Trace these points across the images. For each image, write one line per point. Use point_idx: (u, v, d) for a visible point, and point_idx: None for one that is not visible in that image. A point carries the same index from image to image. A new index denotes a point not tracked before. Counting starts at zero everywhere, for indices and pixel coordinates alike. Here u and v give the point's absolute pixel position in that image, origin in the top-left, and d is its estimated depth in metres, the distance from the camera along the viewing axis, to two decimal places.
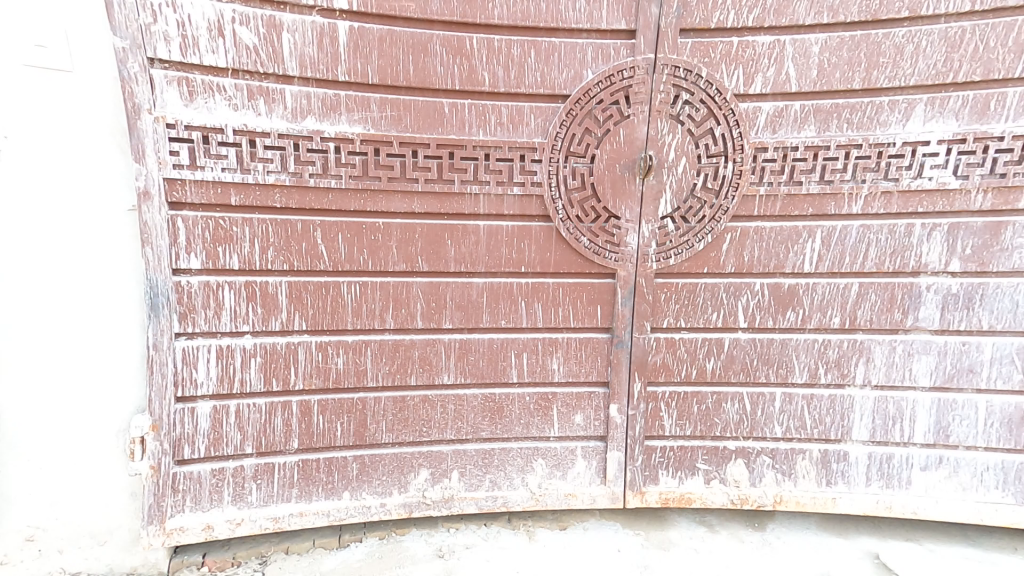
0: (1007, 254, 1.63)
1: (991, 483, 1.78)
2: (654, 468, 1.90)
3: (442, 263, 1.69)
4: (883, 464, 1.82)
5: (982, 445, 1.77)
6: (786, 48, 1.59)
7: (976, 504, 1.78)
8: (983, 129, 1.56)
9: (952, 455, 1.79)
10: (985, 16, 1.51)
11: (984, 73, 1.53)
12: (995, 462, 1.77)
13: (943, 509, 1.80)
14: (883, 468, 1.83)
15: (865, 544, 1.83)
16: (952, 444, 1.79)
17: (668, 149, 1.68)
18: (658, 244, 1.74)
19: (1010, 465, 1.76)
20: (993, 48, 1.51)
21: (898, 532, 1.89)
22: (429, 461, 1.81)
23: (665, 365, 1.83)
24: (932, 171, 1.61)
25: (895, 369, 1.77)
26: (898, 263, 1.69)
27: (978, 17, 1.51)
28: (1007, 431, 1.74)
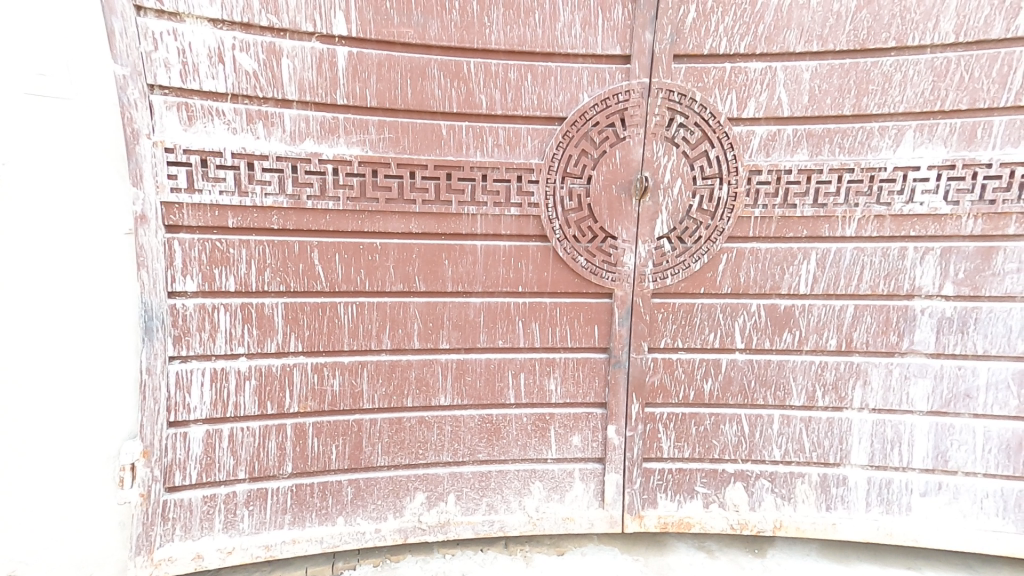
0: (999, 279, 1.65)
1: (990, 510, 1.77)
2: (653, 491, 1.88)
3: (439, 283, 1.69)
4: (881, 487, 1.81)
5: (980, 471, 1.76)
6: (778, 74, 1.62)
7: (976, 531, 1.77)
8: (972, 156, 1.58)
9: (950, 481, 1.78)
10: (969, 47, 1.54)
11: (970, 102, 1.56)
12: (994, 488, 1.76)
13: (944, 534, 1.78)
14: (883, 493, 1.81)
15: (866, 570, 1.81)
16: (951, 469, 1.78)
17: (664, 171, 1.69)
18: (655, 264, 1.74)
19: (1009, 492, 1.75)
20: (978, 78, 1.54)
21: (898, 558, 1.87)
22: (425, 484, 1.78)
23: (663, 386, 1.82)
24: (923, 196, 1.62)
25: (892, 393, 1.76)
26: (893, 286, 1.70)
27: (962, 48, 1.55)
28: (1004, 456, 1.74)
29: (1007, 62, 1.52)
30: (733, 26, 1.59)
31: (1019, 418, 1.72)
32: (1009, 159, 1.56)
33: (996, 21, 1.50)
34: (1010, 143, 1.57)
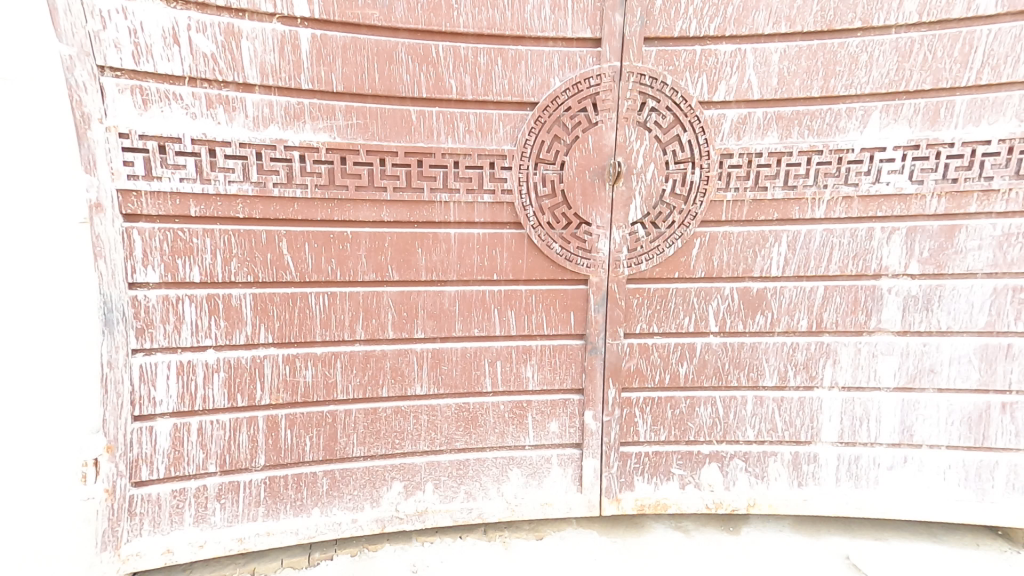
0: (962, 257, 1.68)
1: (954, 481, 1.82)
2: (630, 474, 1.90)
3: (413, 272, 1.67)
4: (851, 463, 1.85)
5: (943, 444, 1.81)
6: (747, 56, 1.62)
7: (940, 502, 1.82)
8: (935, 136, 1.60)
9: (916, 455, 1.82)
10: (932, 27, 1.56)
11: (934, 82, 1.58)
12: (956, 460, 1.81)
13: (910, 506, 1.83)
14: (852, 469, 1.85)
15: (837, 544, 1.85)
16: (916, 444, 1.82)
17: (637, 155, 1.69)
18: (630, 249, 1.75)
19: (971, 462, 1.80)
20: (940, 58, 1.56)
21: (868, 532, 1.92)
22: (402, 474, 1.77)
23: (639, 370, 1.83)
24: (889, 176, 1.65)
25: (861, 370, 1.80)
26: (860, 265, 1.73)
27: (925, 28, 1.56)
28: (967, 429, 1.79)
29: (968, 41, 1.54)
30: (702, 8, 1.59)
31: (981, 392, 1.77)
32: (971, 138, 1.59)
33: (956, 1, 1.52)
34: (972, 122, 1.59)
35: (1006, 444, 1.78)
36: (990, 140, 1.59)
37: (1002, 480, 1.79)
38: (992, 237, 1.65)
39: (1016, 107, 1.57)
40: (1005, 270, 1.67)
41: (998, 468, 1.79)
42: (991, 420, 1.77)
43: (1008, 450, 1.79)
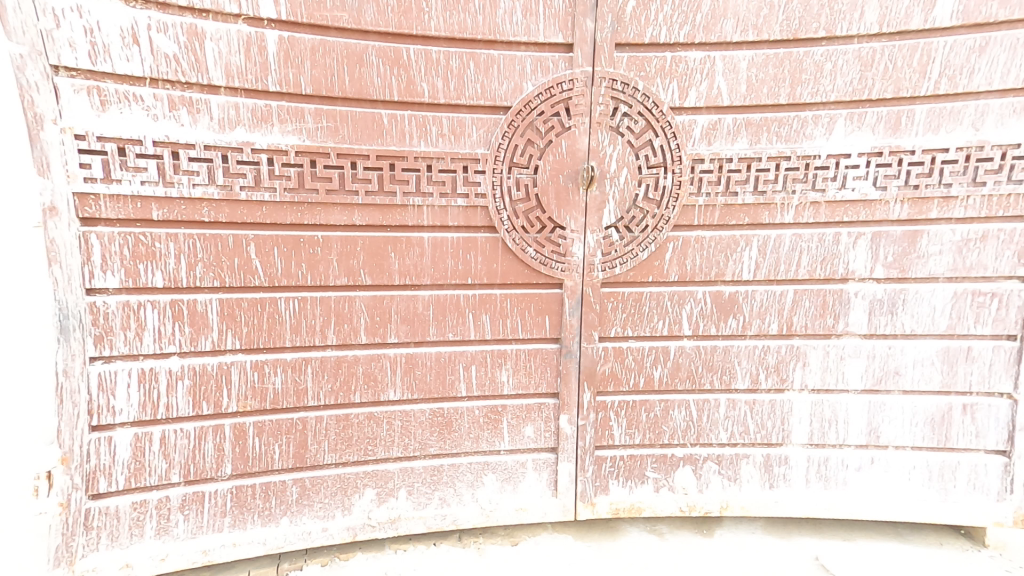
0: (924, 261, 1.72)
1: (919, 481, 1.85)
2: (605, 478, 1.90)
3: (386, 277, 1.65)
4: (820, 465, 1.88)
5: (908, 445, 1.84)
6: (717, 63, 1.64)
7: (905, 502, 1.86)
8: (897, 143, 1.64)
9: (883, 455, 1.86)
10: (893, 38, 1.60)
11: (894, 91, 1.62)
12: (921, 460, 1.84)
13: (878, 505, 1.87)
14: (822, 470, 1.88)
15: (807, 545, 1.87)
16: (882, 445, 1.85)
17: (610, 160, 1.70)
18: (604, 254, 1.75)
19: (935, 462, 1.84)
20: (901, 68, 1.60)
21: (838, 532, 1.94)
22: (374, 481, 1.75)
23: (614, 374, 1.84)
24: (854, 182, 1.68)
25: (829, 373, 1.83)
26: (828, 270, 1.76)
27: (886, 39, 1.60)
28: (931, 430, 1.82)
29: (927, 52, 1.58)
30: (671, 15, 1.60)
31: (943, 393, 1.81)
32: (931, 145, 1.63)
33: (915, 12, 1.56)
34: (932, 130, 1.63)
35: (968, 445, 1.82)
36: (948, 148, 1.63)
37: (964, 479, 1.84)
38: (952, 242, 1.70)
39: (973, 116, 1.61)
40: (965, 274, 1.71)
41: (959, 469, 1.83)
42: (953, 421, 1.81)
43: (969, 451, 1.83)
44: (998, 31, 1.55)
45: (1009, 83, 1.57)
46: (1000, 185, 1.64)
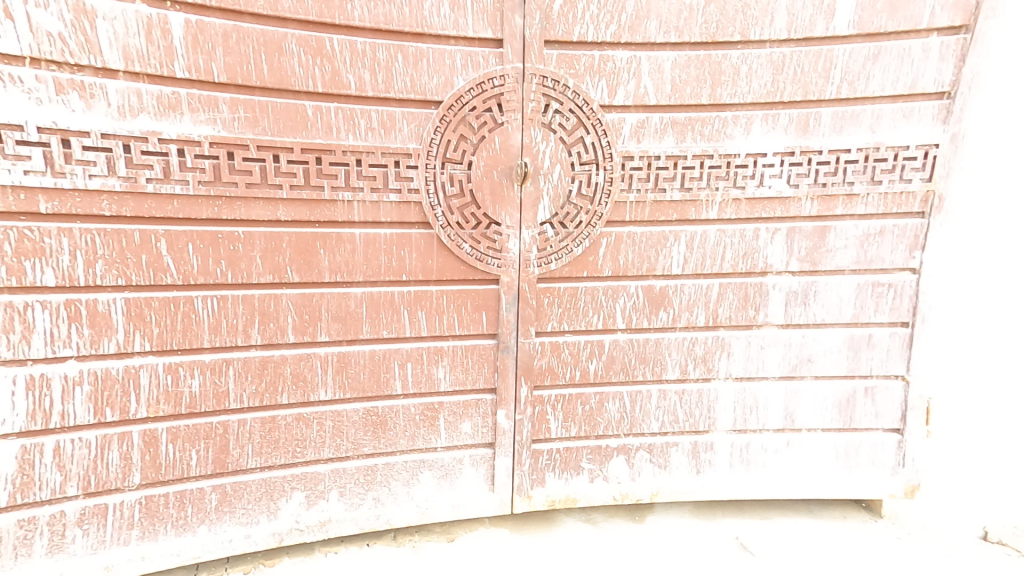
0: (832, 255, 1.83)
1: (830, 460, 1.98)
2: (541, 471, 1.92)
3: (315, 274, 1.60)
4: (742, 449, 1.97)
5: (818, 427, 1.97)
6: (643, 63, 1.68)
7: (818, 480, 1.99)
8: (806, 144, 1.74)
9: (797, 438, 1.97)
10: (800, 44, 1.69)
11: (803, 94, 1.71)
12: (831, 441, 1.97)
13: (797, 485, 1.99)
14: (744, 454, 1.98)
15: (730, 525, 1.97)
16: (797, 428, 1.97)
17: (543, 156, 1.71)
18: (539, 250, 1.77)
19: (842, 442, 1.97)
20: (808, 72, 1.69)
21: (759, 512, 2.05)
22: (302, 484, 1.70)
23: (550, 368, 1.86)
24: (770, 180, 1.77)
25: (750, 362, 1.92)
26: (749, 264, 1.84)
27: (795, 44, 1.69)
28: (839, 411, 1.95)
29: (829, 58, 1.68)
30: (598, 14, 1.63)
31: (851, 377, 1.93)
32: (836, 146, 1.73)
33: (818, 20, 1.66)
34: (836, 131, 1.74)
35: (869, 425, 1.96)
36: (850, 149, 1.74)
37: (867, 457, 1.98)
38: (855, 237, 1.82)
39: (870, 120, 1.73)
40: (866, 266, 1.84)
41: (860, 448, 1.98)
42: (857, 403, 1.95)
43: (869, 431, 1.98)
44: (889, 41, 1.68)
45: (899, 89, 1.70)
46: (894, 184, 1.77)
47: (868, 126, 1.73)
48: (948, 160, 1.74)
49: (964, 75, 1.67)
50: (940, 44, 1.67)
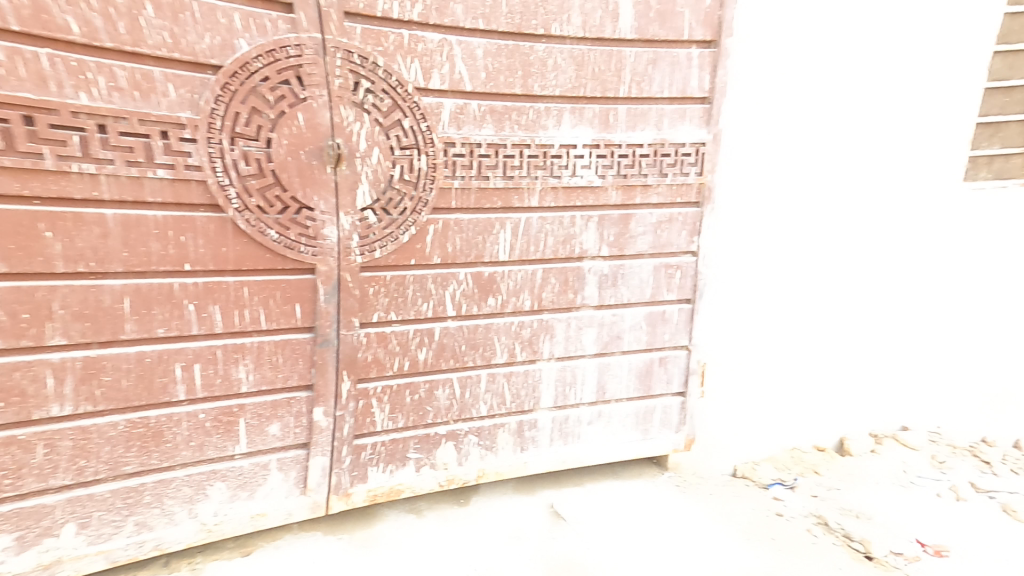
0: (635, 240, 2.02)
1: (631, 425, 2.20)
2: (363, 467, 1.84)
3: (39, 261, 1.32)
4: (561, 424, 2.10)
5: (622, 396, 2.17)
6: (453, 47, 1.67)
7: (622, 444, 2.20)
8: (608, 137, 1.89)
9: (606, 409, 2.15)
10: (594, 43, 1.82)
11: (602, 91, 1.85)
12: (633, 409, 2.19)
13: (612, 451, 2.19)
14: (562, 429, 2.11)
15: (545, 496, 2.11)
16: (607, 399, 2.15)
17: (358, 138, 1.61)
18: (361, 237, 1.66)
19: (641, 409, 2.20)
20: (604, 71, 1.84)
21: (575, 479, 2.22)
22: (14, 524, 1.41)
23: (376, 360, 1.78)
24: (582, 170, 1.89)
25: (570, 342, 2.04)
26: (568, 249, 1.95)
27: (590, 43, 1.81)
28: (639, 381, 2.17)
29: (619, 60, 1.84)
30: None
31: (649, 350, 2.16)
32: (631, 140, 1.91)
33: (607, 23, 1.80)
34: (631, 128, 1.91)
35: (663, 391, 2.22)
36: (642, 144, 1.93)
37: (661, 421, 2.24)
38: (650, 224, 2.02)
39: (656, 118, 1.93)
40: (661, 250, 2.06)
41: (654, 413, 2.22)
42: (654, 373, 2.18)
43: (661, 396, 2.23)
44: (663, 48, 1.89)
45: (674, 92, 1.93)
46: (677, 176, 2.00)
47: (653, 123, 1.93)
48: (712, 157, 2.03)
49: (718, 85, 1.96)
50: (699, 55, 1.93)
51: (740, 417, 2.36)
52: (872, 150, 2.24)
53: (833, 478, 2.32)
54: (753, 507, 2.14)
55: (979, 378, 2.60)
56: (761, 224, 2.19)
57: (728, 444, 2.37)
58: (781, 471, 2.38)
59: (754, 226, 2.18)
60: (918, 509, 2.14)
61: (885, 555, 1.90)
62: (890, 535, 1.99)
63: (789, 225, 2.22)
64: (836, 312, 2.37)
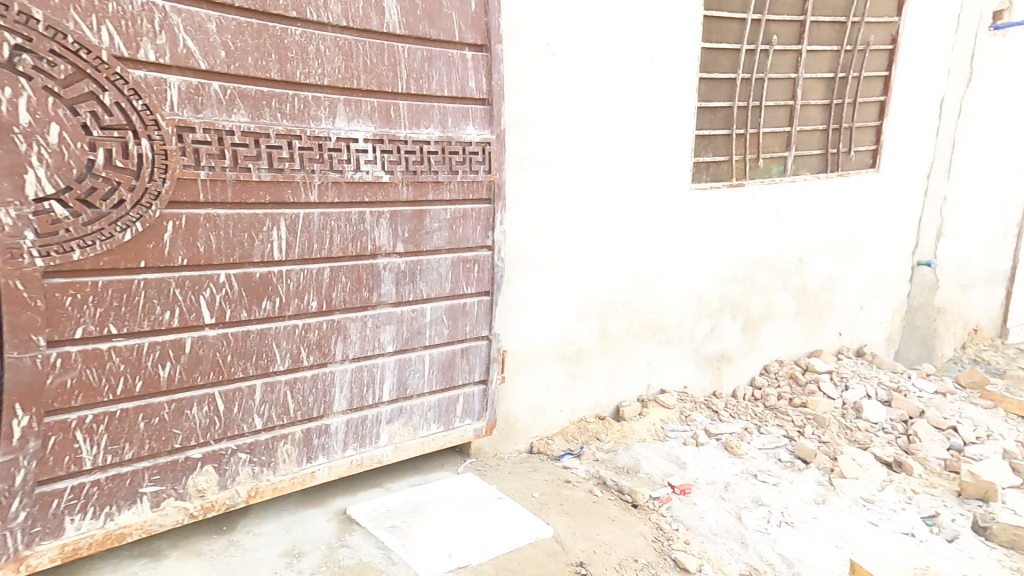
0: (431, 236, 2.05)
1: (432, 418, 2.21)
2: (57, 519, 1.53)
3: None
4: (357, 426, 2.03)
5: (427, 390, 2.17)
6: (171, 18, 1.50)
7: (421, 439, 2.19)
8: (392, 133, 1.88)
9: (407, 405, 2.13)
10: (360, 34, 1.80)
11: (378, 85, 1.84)
12: (433, 402, 2.20)
13: (408, 447, 2.17)
14: (358, 431, 2.03)
15: (336, 504, 2.04)
16: (410, 395, 2.13)
17: (12, 108, 1.34)
18: (40, 234, 1.39)
19: (442, 401, 2.22)
20: (377, 64, 1.83)
21: (371, 483, 2.19)
22: None
23: (83, 386, 1.51)
24: (366, 165, 1.85)
25: (367, 342, 1.98)
26: (359, 246, 1.89)
27: (355, 33, 1.79)
28: (440, 374, 2.19)
29: (392, 53, 1.85)
30: None
31: (450, 342, 2.20)
32: (417, 137, 1.94)
33: (372, 16, 1.80)
34: (416, 124, 1.93)
35: (466, 381, 2.27)
36: (429, 141, 1.97)
37: (462, 410, 2.28)
38: (446, 219, 2.07)
39: (439, 117, 1.98)
40: (458, 245, 2.13)
41: (459, 403, 2.27)
42: (456, 365, 2.23)
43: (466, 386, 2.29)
44: (437, 47, 1.95)
45: (452, 91, 1.99)
46: (469, 174, 2.08)
47: (439, 122, 1.98)
48: (497, 156, 2.14)
49: (494, 87, 2.08)
50: (473, 57, 2.02)
51: (535, 398, 2.56)
52: (620, 152, 2.57)
53: (611, 443, 2.66)
54: (547, 479, 2.35)
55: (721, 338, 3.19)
56: (537, 216, 2.39)
57: (522, 424, 2.55)
58: (570, 441, 2.65)
59: (528, 219, 2.37)
60: (671, 458, 2.61)
61: (645, 502, 2.25)
62: (650, 486, 2.38)
63: (562, 219, 2.47)
64: (608, 292, 2.68)
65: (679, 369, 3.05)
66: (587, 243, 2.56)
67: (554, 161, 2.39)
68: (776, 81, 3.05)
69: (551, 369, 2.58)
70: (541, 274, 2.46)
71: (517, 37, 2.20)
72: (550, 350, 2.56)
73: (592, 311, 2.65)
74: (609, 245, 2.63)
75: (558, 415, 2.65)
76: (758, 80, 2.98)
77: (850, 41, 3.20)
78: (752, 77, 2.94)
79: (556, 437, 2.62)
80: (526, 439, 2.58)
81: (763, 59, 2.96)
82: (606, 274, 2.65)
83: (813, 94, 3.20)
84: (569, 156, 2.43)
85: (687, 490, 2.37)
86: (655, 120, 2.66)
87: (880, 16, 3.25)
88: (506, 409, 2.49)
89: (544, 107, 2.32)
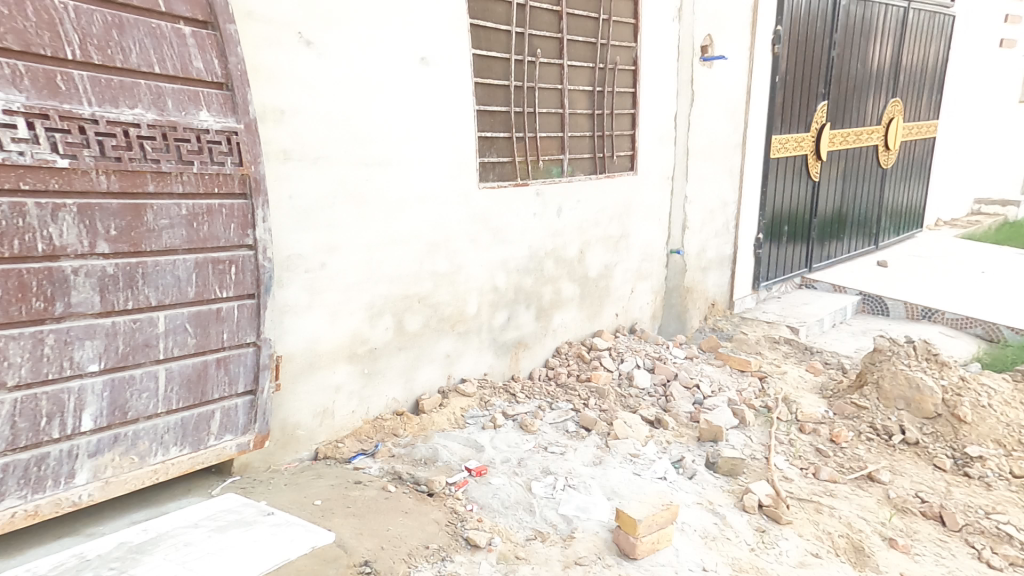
0: (154, 236, 1.88)
1: (170, 441, 1.98)
2: None
3: None
4: (30, 467, 1.70)
5: (161, 411, 1.95)
6: None
7: (152, 466, 1.95)
8: (70, 109, 1.68)
9: (127, 431, 1.88)
10: None
11: (23, 45, 1.60)
12: (174, 423, 1.98)
13: (129, 481, 1.90)
14: (32, 473, 1.70)
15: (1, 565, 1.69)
16: (131, 420, 1.88)
17: None
18: None
19: (187, 419, 2.02)
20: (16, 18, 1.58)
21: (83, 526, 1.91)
22: None
23: None
24: (18, 146, 1.60)
25: (44, 361, 1.70)
26: (16, 246, 1.63)
27: None
28: (183, 389, 1.99)
29: (43, 9, 1.63)
30: None
31: (198, 353, 2.02)
32: (117, 118, 1.77)
33: None
34: (106, 101, 1.75)
35: (223, 393, 2.10)
36: (139, 124, 1.81)
37: (215, 427, 2.10)
38: (180, 215, 1.93)
39: (151, 96, 1.84)
40: (199, 245, 1.98)
41: (213, 418, 2.09)
42: (210, 376, 2.06)
43: (224, 398, 2.12)
44: (131, 14, 1.80)
45: (171, 70, 1.88)
46: (206, 165, 1.97)
47: (153, 104, 1.84)
48: (248, 148, 2.07)
49: (232, 71, 2.00)
50: (193, 33, 1.92)
51: (319, 401, 2.54)
52: (399, 153, 2.65)
53: (409, 437, 2.75)
54: (331, 485, 2.32)
55: (524, 329, 3.48)
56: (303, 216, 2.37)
57: (305, 431, 2.51)
58: (363, 441, 2.68)
59: (290, 216, 2.33)
60: (469, 441, 2.74)
61: (441, 489, 2.36)
62: (447, 472, 2.49)
63: (341, 219, 2.49)
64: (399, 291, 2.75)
65: (478, 359, 3.21)
66: (372, 242, 2.61)
67: (322, 155, 2.40)
68: (546, 91, 3.42)
69: (341, 370, 2.59)
70: (323, 274, 2.46)
71: (257, 22, 2.15)
72: (337, 351, 2.57)
73: (383, 310, 2.70)
74: (397, 244, 2.71)
75: (348, 416, 2.66)
76: (527, 89, 3.29)
77: (602, 60, 3.69)
78: (523, 85, 3.24)
79: (346, 439, 2.63)
80: (308, 447, 2.54)
81: (530, 70, 3.28)
82: (395, 272, 2.72)
83: (580, 104, 3.64)
84: (346, 157, 2.48)
85: (482, 472, 2.53)
86: (438, 126, 2.80)
87: (623, 41, 3.80)
88: (286, 415, 2.44)
89: (312, 105, 2.34)
